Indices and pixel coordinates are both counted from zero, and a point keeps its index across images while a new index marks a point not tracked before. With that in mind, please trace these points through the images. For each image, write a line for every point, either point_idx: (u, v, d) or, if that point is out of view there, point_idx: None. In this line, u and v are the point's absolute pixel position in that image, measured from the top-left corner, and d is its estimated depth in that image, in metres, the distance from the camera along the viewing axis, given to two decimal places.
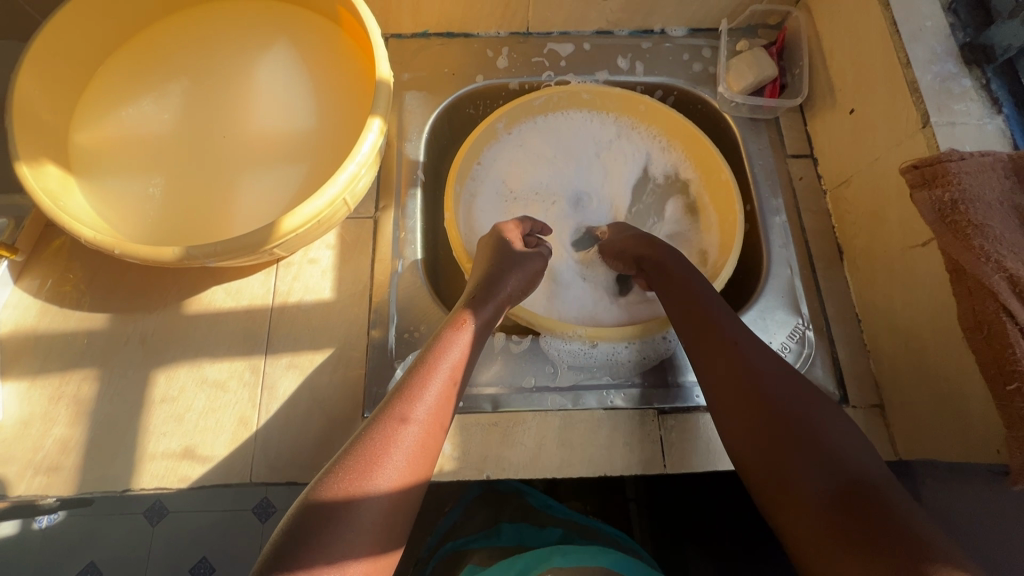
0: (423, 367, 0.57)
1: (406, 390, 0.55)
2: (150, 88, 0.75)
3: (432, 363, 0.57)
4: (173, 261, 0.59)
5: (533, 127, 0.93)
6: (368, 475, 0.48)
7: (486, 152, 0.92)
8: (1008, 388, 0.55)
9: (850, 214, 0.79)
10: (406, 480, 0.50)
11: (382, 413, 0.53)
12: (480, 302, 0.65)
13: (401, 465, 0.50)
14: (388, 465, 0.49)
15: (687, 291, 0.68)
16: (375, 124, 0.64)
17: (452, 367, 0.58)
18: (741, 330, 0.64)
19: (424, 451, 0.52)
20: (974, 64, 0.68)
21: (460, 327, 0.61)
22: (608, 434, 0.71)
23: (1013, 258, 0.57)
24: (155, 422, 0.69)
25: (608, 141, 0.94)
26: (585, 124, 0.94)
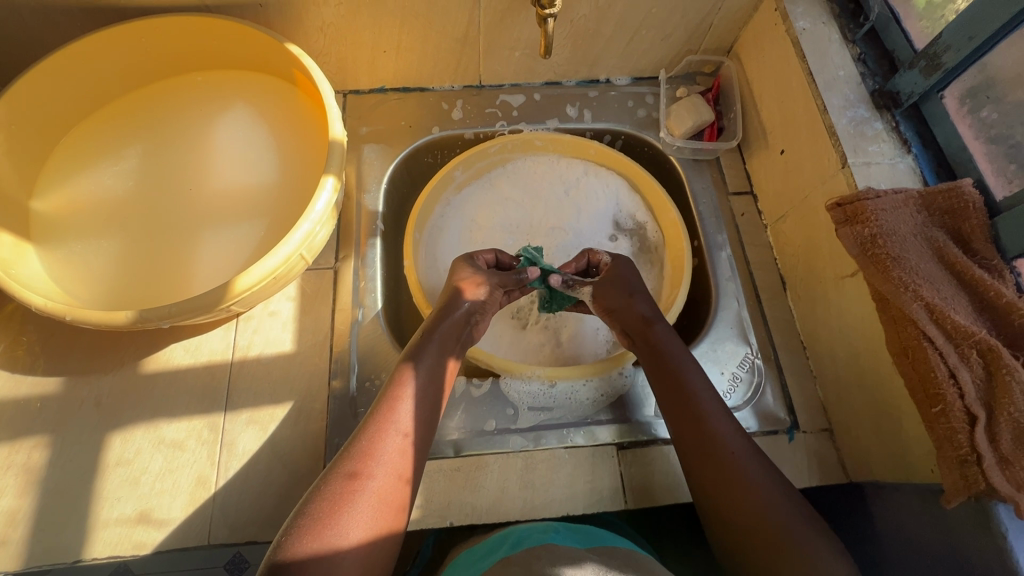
0: (378, 419, 0.57)
1: (362, 446, 0.55)
2: (109, 152, 0.77)
3: (381, 419, 0.57)
4: (126, 325, 0.59)
5: (503, 168, 0.97)
6: (329, 538, 0.49)
7: (452, 196, 0.96)
8: (934, 411, 0.59)
9: (788, 247, 0.84)
10: (369, 537, 0.51)
11: (339, 470, 0.53)
12: (427, 349, 0.64)
13: (363, 524, 0.51)
14: (342, 532, 0.49)
15: (637, 318, 0.73)
16: (329, 183, 0.67)
17: (403, 421, 0.58)
18: (682, 353, 0.70)
19: (382, 511, 0.52)
20: (884, 108, 0.74)
21: (408, 378, 0.61)
22: (569, 473, 0.72)
23: (929, 288, 0.61)
24: (109, 487, 0.68)
25: (579, 185, 0.95)
26: (552, 169, 0.97)
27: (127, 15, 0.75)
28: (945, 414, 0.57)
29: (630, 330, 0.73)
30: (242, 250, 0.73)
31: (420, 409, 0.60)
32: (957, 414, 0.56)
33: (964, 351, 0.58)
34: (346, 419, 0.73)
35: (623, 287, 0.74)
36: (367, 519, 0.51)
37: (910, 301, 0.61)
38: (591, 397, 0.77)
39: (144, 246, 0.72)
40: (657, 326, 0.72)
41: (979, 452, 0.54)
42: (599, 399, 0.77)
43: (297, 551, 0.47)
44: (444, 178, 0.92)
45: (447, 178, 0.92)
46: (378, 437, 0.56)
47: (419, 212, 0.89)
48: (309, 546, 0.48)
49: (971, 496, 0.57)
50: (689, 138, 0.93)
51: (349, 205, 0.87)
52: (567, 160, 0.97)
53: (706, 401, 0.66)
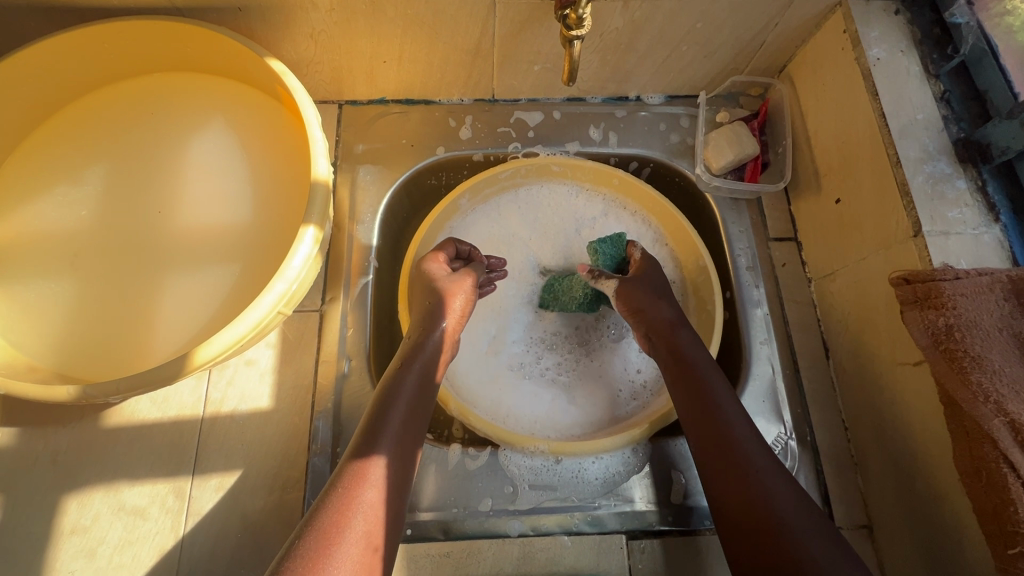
0: (329, 526, 0.49)
1: (309, 560, 0.47)
2: (68, 174, 0.68)
3: (335, 525, 0.50)
4: (68, 400, 0.52)
5: (514, 198, 0.86)
6: None
7: (457, 223, 0.85)
8: (1010, 551, 0.49)
9: (835, 310, 0.73)
10: None
11: None
12: (385, 434, 0.57)
13: None
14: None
15: (663, 327, 0.67)
16: (309, 233, 0.58)
17: (358, 529, 0.50)
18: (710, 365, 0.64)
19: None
20: (969, 162, 0.62)
21: (370, 472, 0.54)
22: (572, 565, 0.64)
23: (1015, 399, 0.51)
24: (64, 559, 0.62)
25: (595, 232, 0.85)
26: (569, 202, 0.86)
27: (86, 16, 0.65)
28: None
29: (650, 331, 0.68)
30: (213, 296, 0.64)
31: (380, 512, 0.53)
32: None
33: None
34: None
35: (651, 287, 0.70)
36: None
37: (991, 415, 0.51)
38: (600, 476, 0.68)
39: (104, 288, 0.64)
40: (681, 332, 0.67)
41: None
42: (609, 478, 0.68)
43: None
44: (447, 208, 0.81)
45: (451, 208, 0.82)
46: (334, 547, 0.48)
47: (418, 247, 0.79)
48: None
49: None
50: (728, 173, 0.82)
51: (340, 238, 0.78)
52: (585, 204, 0.86)
53: (733, 417, 0.59)
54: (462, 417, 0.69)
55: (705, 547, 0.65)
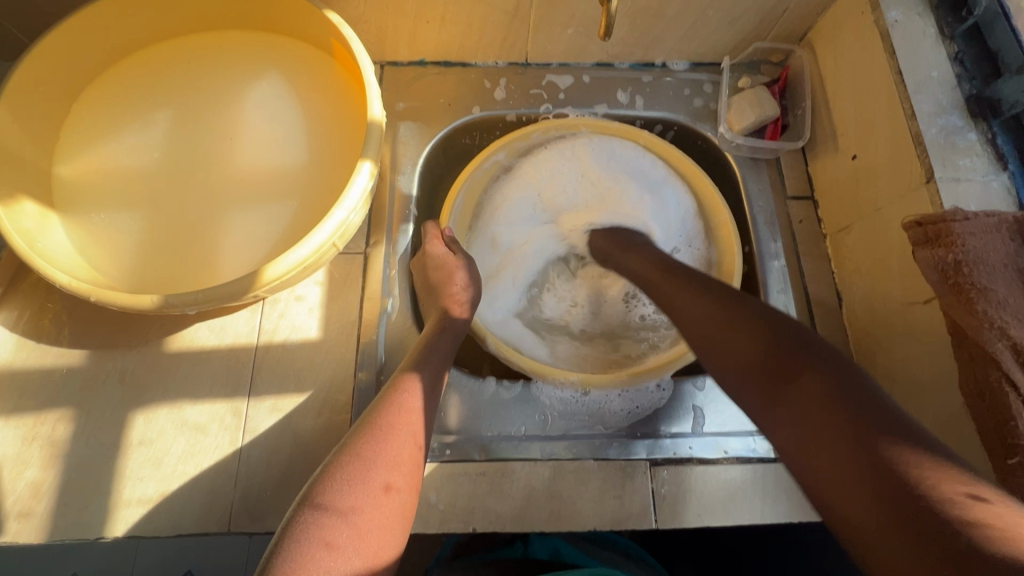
0: (387, 422, 0.55)
1: (372, 449, 0.52)
2: (137, 117, 0.73)
3: (391, 422, 0.55)
4: (152, 309, 0.57)
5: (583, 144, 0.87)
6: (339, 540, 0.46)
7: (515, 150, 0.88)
8: (1009, 462, 0.54)
9: (849, 261, 0.77)
10: (379, 543, 0.48)
11: (350, 473, 0.50)
12: (428, 361, 0.63)
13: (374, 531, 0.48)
14: (348, 539, 0.46)
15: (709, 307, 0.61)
16: (366, 167, 0.63)
17: (410, 427, 0.56)
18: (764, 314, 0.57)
19: (390, 519, 0.50)
20: (979, 117, 0.67)
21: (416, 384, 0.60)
22: (598, 486, 0.69)
23: (1017, 326, 0.56)
24: (132, 467, 0.67)
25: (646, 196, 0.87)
26: (635, 160, 0.87)
27: None
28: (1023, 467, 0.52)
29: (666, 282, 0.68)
30: (271, 231, 0.69)
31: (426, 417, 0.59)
32: None
33: None
34: None
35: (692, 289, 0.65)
36: (375, 526, 0.48)
37: (995, 339, 0.55)
38: (625, 408, 0.73)
39: (171, 221, 0.69)
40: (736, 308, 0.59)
41: None
42: (633, 411, 0.73)
43: (300, 560, 0.44)
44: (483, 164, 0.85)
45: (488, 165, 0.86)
46: (384, 441, 0.53)
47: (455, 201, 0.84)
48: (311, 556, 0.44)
49: None
50: (749, 134, 0.86)
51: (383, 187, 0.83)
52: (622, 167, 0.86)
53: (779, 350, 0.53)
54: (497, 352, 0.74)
55: (722, 472, 0.70)
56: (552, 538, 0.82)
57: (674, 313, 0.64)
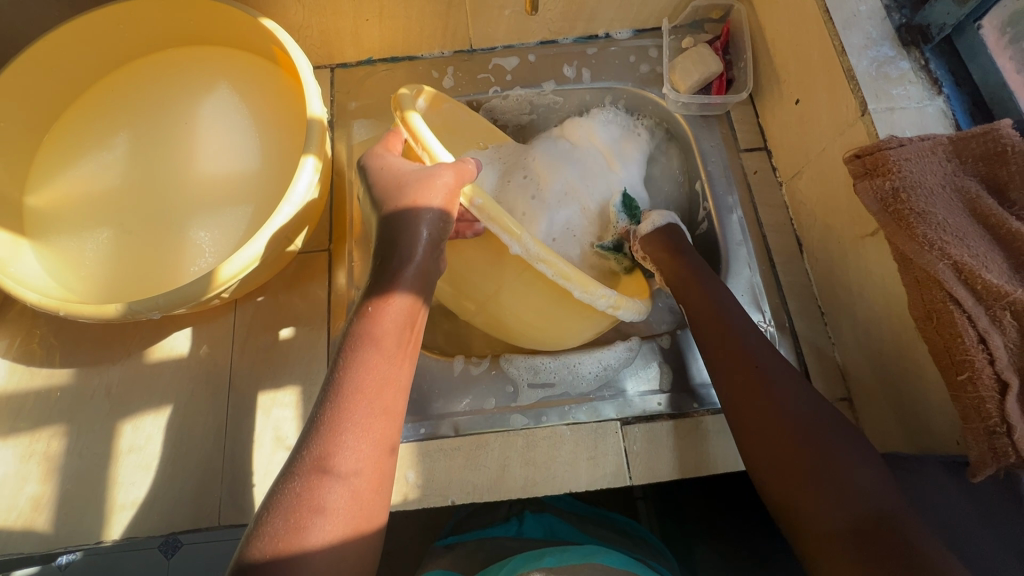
0: (348, 372, 0.51)
1: (337, 404, 0.49)
2: (99, 141, 0.77)
3: (353, 373, 0.51)
4: (118, 317, 0.60)
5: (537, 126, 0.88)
6: (308, 513, 0.45)
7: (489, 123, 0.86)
8: (960, 379, 0.54)
9: (804, 206, 0.78)
10: (351, 507, 0.46)
11: (314, 432, 0.48)
12: (392, 283, 0.55)
13: (346, 494, 0.46)
14: (324, 512, 0.45)
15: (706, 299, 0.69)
16: (309, 162, 0.65)
17: (376, 373, 0.51)
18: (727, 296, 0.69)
19: (367, 482, 0.48)
20: (912, 45, 0.67)
21: (382, 315, 0.54)
22: (571, 450, 0.70)
23: (957, 244, 0.55)
24: (124, 473, 0.70)
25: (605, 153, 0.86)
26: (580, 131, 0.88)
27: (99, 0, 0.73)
28: (972, 382, 0.53)
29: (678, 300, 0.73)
30: (232, 236, 0.71)
31: (395, 354, 0.53)
32: (986, 383, 0.52)
33: (996, 312, 0.53)
34: None
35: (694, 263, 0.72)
36: (349, 490, 0.47)
37: (936, 260, 0.55)
38: (594, 372, 0.74)
39: (136, 236, 0.72)
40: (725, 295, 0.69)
41: (1009, 422, 0.50)
42: (602, 374, 0.74)
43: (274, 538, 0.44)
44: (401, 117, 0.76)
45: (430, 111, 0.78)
46: (350, 394, 0.50)
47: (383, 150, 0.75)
48: (294, 533, 0.44)
49: (998, 469, 0.53)
50: (696, 92, 0.86)
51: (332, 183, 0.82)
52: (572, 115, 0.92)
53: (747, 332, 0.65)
54: (536, 255, 0.58)
55: (693, 425, 0.71)
56: (549, 517, 0.83)
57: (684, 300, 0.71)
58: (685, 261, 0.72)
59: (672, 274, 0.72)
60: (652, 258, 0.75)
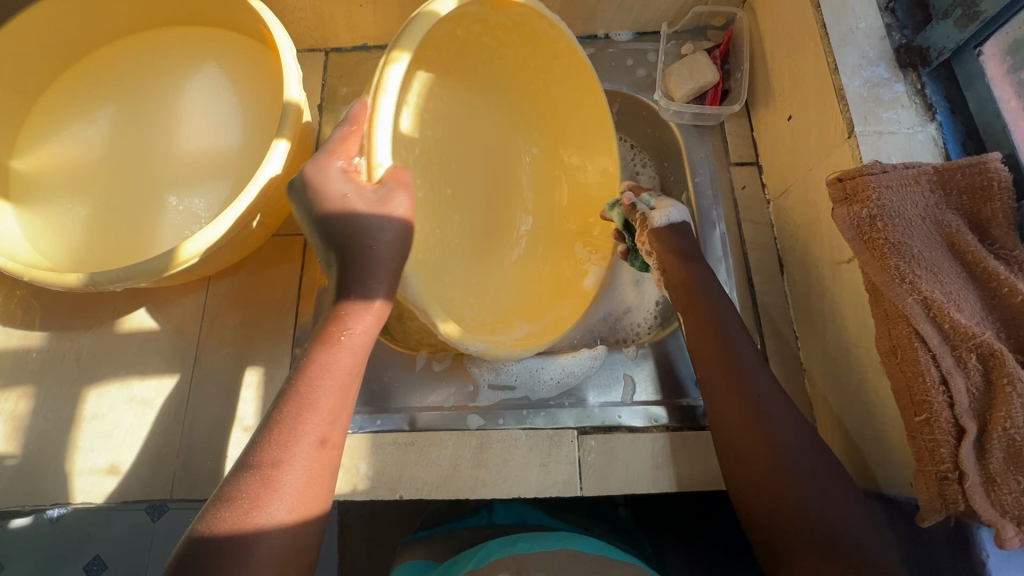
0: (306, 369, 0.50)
1: (293, 404, 0.48)
2: (87, 110, 0.77)
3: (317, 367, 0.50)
4: (79, 287, 0.61)
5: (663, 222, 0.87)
6: (257, 510, 0.44)
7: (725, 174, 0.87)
8: (917, 419, 0.52)
9: (788, 225, 0.76)
10: (299, 508, 0.45)
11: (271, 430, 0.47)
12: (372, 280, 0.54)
13: (294, 492, 0.45)
14: (275, 507, 0.44)
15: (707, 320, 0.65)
16: (281, 146, 0.65)
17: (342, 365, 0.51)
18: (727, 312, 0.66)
19: (315, 474, 0.47)
20: (909, 67, 0.64)
21: (350, 315, 0.53)
22: (524, 454, 0.69)
23: (929, 280, 0.53)
24: (85, 439, 0.72)
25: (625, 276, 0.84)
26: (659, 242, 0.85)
27: None
28: (929, 424, 0.51)
29: (673, 293, 0.69)
30: (206, 214, 0.72)
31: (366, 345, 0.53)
32: (943, 427, 0.50)
33: (961, 354, 0.51)
34: None
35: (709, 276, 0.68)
36: (300, 488, 0.46)
37: (906, 294, 0.53)
38: (556, 377, 0.74)
39: (113, 207, 0.73)
40: (720, 311, 0.65)
41: (961, 470, 0.48)
42: (564, 380, 0.74)
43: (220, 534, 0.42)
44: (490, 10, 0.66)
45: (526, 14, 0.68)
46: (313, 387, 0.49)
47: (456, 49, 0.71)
48: (242, 521, 0.43)
49: (948, 516, 0.51)
50: (690, 101, 0.84)
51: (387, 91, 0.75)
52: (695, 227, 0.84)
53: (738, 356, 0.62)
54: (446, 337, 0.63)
55: (651, 441, 0.69)
56: (519, 505, 0.78)
57: (689, 316, 0.66)
58: (693, 267, 0.68)
59: (680, 279, 0.68)
60: (658, 256, 0.70)
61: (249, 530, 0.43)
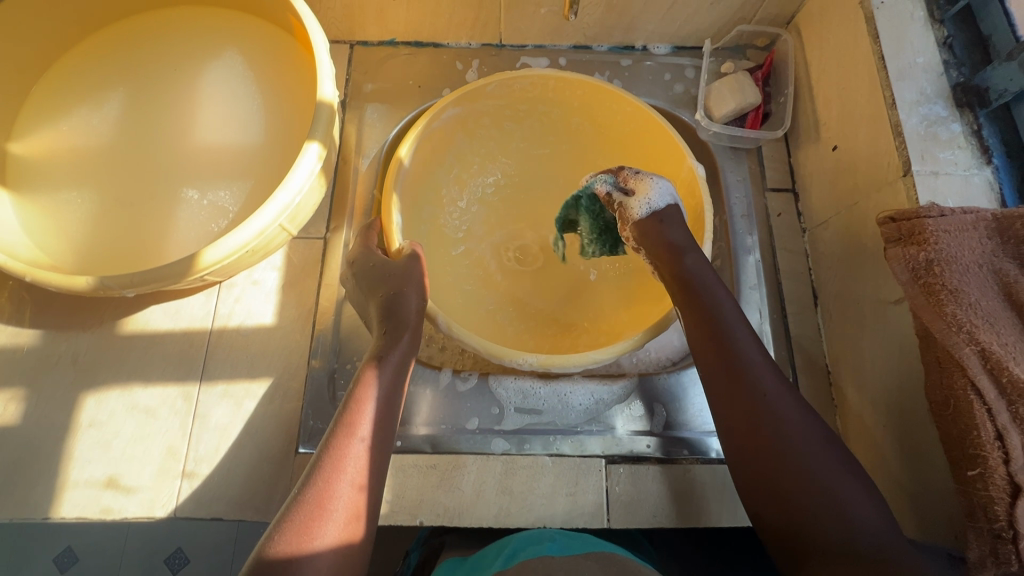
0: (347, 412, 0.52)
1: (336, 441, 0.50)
2: (94, 93, 0.72)
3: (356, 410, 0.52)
4: (87, 291, 0.56)
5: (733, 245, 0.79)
6: (307, 538, 0.43)
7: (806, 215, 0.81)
8: (970, 473, 0.51)
9: (825, 258, 0.74)
10: (347, 538, 0.46)
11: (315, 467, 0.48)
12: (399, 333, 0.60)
13: (342, 522, 0.46)
14: (325, 535, 0.44)
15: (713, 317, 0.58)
16: (313, 148, 0.60)
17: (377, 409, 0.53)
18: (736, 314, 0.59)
19: (357, 506, 0.47)
20: (966, 106, 0.62)
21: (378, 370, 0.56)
22: (551, 482, 0.67)
23: (987, 330, 0.52)
24: (80, 448, 0.67)
25: None
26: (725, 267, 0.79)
27: None
28: (983, 480, 0.50)
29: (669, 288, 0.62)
30: (223, 216, 0.67)
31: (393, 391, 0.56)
32: (998, 483, 0.49)
33: (1019, 409, 0.50)
34: (324, 403, 0.70)
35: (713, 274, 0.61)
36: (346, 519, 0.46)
37: (963, 343, 0.52)
38: (584, 404, 0.71)
39: (121, 201, 0.68)
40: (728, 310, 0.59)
41: (1017, 529, 0.47)
42: (593, 406, 0.71)
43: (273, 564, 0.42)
44: (527, 99, 0.80)
45: (503, 86, 0.77)
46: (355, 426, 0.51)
47: (508, 122, 0.83)
48: (302, 540, 0.43)
49: None
50: (729, 122, 0.82)
51: (438, 137, 0.78)
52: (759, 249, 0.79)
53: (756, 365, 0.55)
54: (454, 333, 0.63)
55: (681, 473, 0.68)
56: None
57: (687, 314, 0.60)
58: (680, 265, 0.61)
59: (670, 274, 0.61)
60: (647, 245, 0.63)
61: (305, 556, 0.43)
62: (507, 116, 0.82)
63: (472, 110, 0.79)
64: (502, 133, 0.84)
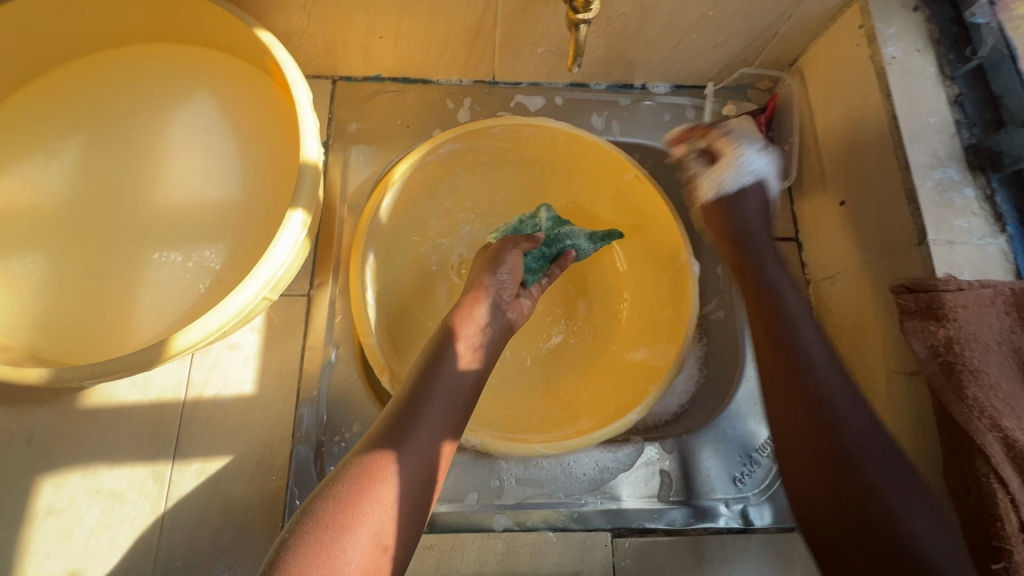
0: (353, 484, 0.44)
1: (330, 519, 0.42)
2: (47, 142, 0.64)
3: (364, 485, 0.44)
4: (42, 383, 0.50)
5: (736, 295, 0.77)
6: None
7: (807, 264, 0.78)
8: None
9: (831, 314, 0.73)
10: None
11: (298, 543, 0.40)
12: (430, 401, 0.50)
13: None
14: None
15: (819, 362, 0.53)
16: (297, 216, 0.55)
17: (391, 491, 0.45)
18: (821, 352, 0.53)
19: None
20: (978, 169, 0.61)
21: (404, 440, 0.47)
22: (555, 560, 0.64)
23: (1009, 415, 0.50)
24: (38, 540, 0.61)
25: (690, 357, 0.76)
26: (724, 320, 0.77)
27: None
28: None
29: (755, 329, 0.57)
30: (195, 283, 0.61)
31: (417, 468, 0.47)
32: None
33: None
34: (310, 480, 0.65)
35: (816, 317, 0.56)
36: None
37: (985, 430, 0.50)
38: (588, 473, 0.68)
39: (80, 266, 0.61)
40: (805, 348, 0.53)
41: None
42: (598, 475, 0.68)
43: None
44: (532, 144, 0.76)
45: (509, 129, 0.73)
46: (359, 507, 0.43)
47: (510, 164, 0.79)
48: None
49: None
50: None
51: (432, 169, 0.74)
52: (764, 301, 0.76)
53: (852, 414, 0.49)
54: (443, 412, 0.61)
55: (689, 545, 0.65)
56: None
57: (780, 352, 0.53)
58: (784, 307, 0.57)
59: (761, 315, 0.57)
60: None
61: None
62: (510, 159, 0.79)
63: (474, 147, 0.75)
64: (503, 173, 0.81)
